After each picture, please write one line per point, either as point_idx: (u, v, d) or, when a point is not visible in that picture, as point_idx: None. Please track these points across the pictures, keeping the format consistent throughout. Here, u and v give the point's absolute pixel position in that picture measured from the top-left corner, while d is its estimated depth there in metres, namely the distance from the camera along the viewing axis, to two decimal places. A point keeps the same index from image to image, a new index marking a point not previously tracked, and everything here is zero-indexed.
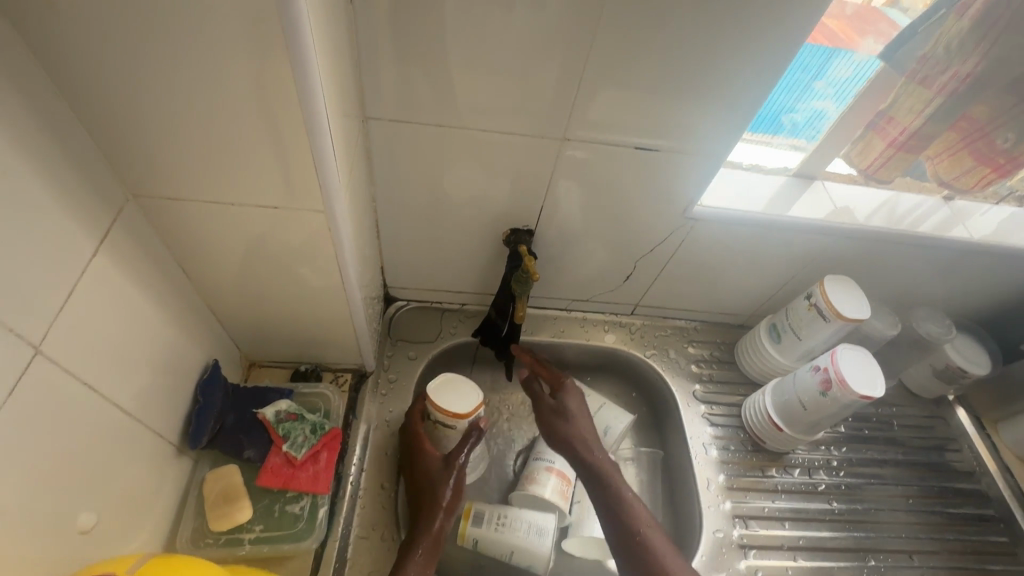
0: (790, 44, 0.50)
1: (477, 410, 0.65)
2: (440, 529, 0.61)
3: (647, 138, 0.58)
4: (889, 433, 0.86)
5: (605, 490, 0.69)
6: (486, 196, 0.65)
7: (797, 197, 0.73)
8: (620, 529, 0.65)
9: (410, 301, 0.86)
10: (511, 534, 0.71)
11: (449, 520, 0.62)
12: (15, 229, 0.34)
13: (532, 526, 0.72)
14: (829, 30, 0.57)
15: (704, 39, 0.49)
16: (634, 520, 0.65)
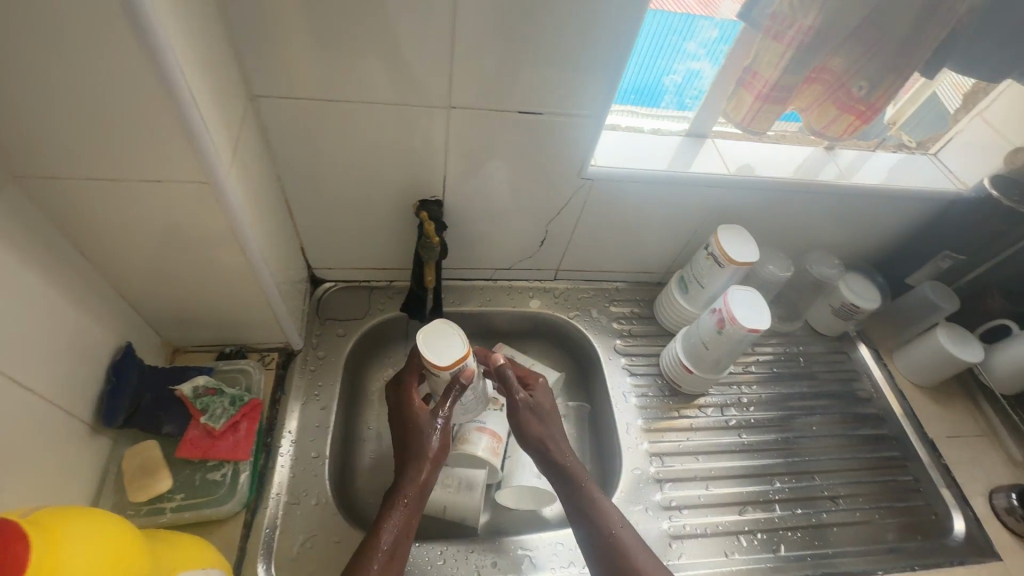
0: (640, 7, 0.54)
1: (465, 359, 0.65)
2: (420, 484, 0.63)
3: (528, 104, 0.62)
4: (797, 370, 0.94)
5: (570, 489, 0.66)
6: (389, 167, 0.69)
7: (689, 155, 0.79)
8: (587, 526, 0.63)
9: (337, 281, 0.88)
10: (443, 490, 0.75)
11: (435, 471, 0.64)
12: None
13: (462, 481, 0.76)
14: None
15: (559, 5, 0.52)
16: (600, 514, 0.64)
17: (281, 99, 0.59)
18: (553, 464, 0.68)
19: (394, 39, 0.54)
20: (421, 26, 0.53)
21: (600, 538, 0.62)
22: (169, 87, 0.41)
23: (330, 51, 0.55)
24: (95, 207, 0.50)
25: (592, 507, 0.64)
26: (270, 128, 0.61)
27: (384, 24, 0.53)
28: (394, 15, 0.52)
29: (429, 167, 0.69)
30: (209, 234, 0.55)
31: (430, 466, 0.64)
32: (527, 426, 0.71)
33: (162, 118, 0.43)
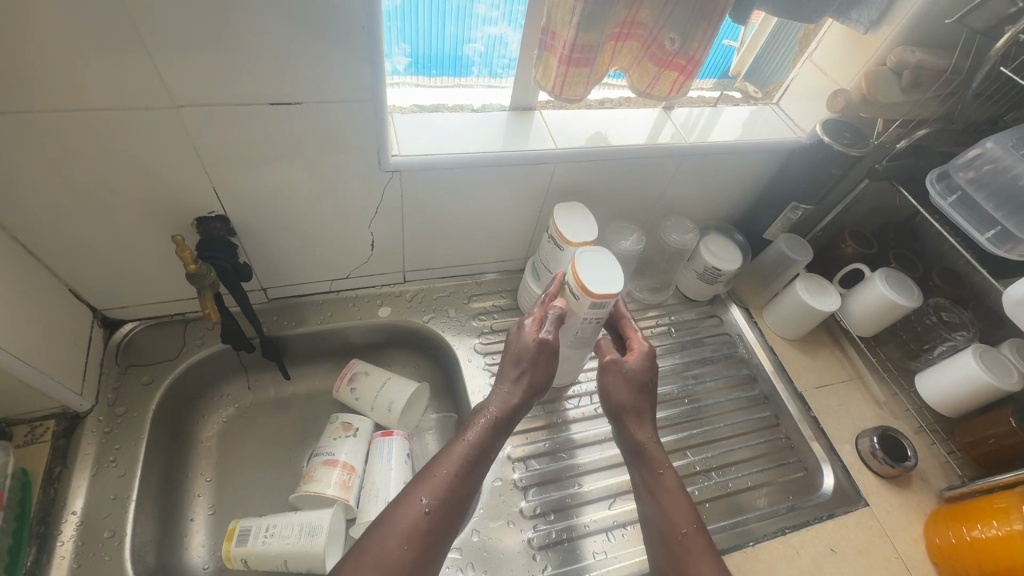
0: None
1: (610, 298, 0.62)
2: (501, 407, 0.61)
3: (278, 93, 0.52)
4: (670, 341, 0.91)
5: (646, 469, 0.62)
6: (137, 187, 0.57)
7: (516, 130, 0.72)
8: (652, 502, 0.60)
9: (141, 321, 0.76)
10: (281, 541, 0.66)
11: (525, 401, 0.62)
12: None
13: (302, 526, 0.67)
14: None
15: None
16: (666, 495, 0.59)
17: None
18: (634, 441, 0.63)
19: (58, 29, 0.43)
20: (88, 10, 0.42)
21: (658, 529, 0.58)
22: None
23: None
24: None
25: (670, 495, 0.59)
26: None
27: (35, 11, 0.41)
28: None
29: (191, 181, 0.58)
30: None
31: (512, 381, 0.63)
32: (610, 393, 0.64)
33: None
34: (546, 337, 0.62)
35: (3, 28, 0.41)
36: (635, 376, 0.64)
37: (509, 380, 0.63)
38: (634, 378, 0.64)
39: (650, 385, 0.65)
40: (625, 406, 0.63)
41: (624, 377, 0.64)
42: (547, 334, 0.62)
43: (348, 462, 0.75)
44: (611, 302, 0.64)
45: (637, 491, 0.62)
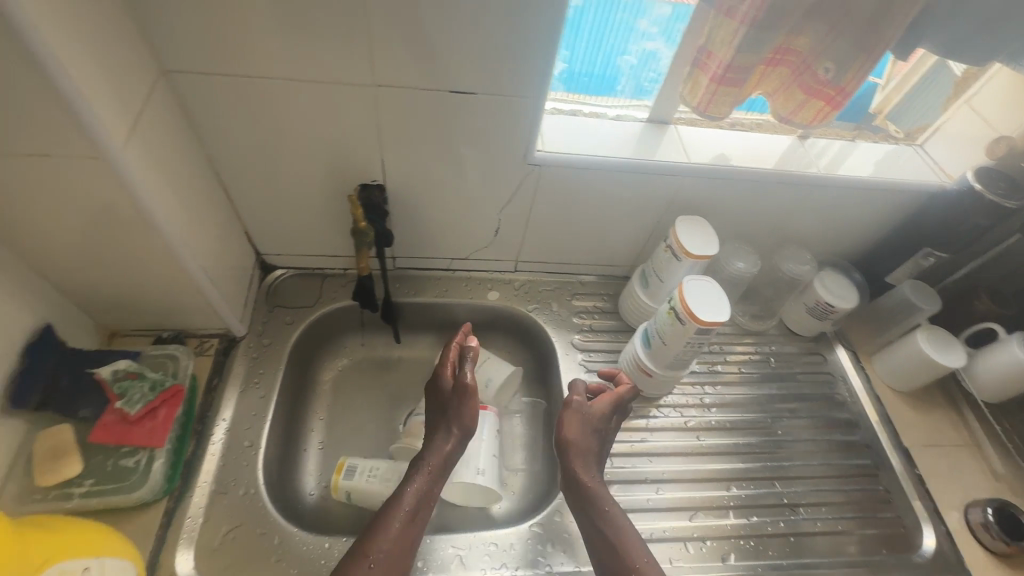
0: None
1: (715, 323, 0.66)
2: (443, 454, 0.68)
3: (460, 83, 0.59)
4: (766, 371, 0.89)
5: (590, 505, 0.65)
6: (322, 151, 0.66)
7: (651, 141, 0.75)
8: (608, 545, 0.62)
9: (288, 269, 0.86)
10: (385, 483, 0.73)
11: (459, 444, 0.70)
12: None
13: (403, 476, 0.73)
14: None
15: None
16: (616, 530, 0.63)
17: (197, 75, 0.56)
18: (571, 479, 0.68)
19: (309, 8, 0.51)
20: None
21: (613, 562, 0.61)
22: (23, 46, 0.38)
23: (244, 23, 0.52)
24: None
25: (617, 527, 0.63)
26: (192, 106, 0.59)
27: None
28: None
29: (366, 150, 0.66)
30: (122, 212, 0.53)
31: (447, 432, 0.70)
32: (564, 427, 0.71)
33: (35, 86, 0.41)
34: (463, 377, 0.73)
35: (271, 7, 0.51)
36: (596, 415, 0.73)
37: (442, 431, 0.71)
38: (590, 419, 0.72)
39: (604, 430, 0.72)
40: (574, 440, 0.70)
41: (581, 415, 0.72)
42: (465, 374, 0.74)
43: None
44: (714, 329, 0.68)
45: (587, 532, 0.65)
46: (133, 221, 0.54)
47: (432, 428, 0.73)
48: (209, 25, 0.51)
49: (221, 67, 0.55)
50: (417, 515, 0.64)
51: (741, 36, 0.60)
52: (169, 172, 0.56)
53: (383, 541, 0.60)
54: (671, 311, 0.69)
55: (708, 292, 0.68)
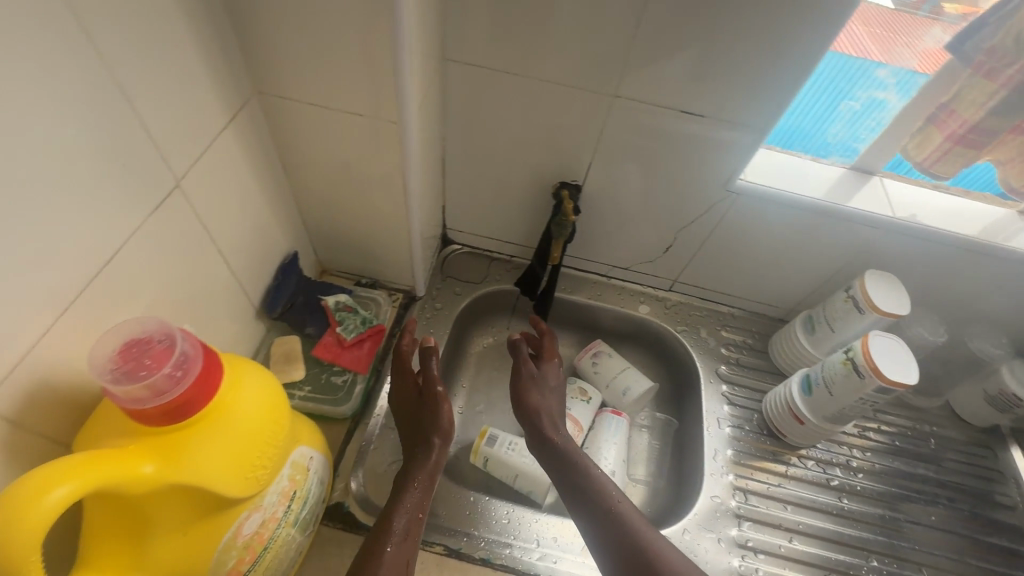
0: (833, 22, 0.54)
1: (902, 385, 0.64)
2: (430, 466, 0.61)
3: (693, 104, 0.64)
4: (924, 450, 0.83)
5: (581, 479, 0.65)
6: (541, 146, 0.74)
7: (853, 188, 0.74)
8: (615, 531, 0.60)
9: (463, 246, 0.94)
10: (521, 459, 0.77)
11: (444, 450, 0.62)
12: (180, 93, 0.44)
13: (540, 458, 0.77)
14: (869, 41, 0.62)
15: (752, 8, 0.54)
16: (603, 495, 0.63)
17: (468, 65, 0.65)
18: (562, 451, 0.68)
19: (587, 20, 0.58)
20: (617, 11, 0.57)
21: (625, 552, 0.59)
22: (394, 28, 0.47)
23: (527, 26, 0.60)
24: (311, 129, 0.59)
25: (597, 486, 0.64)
26: (450, 90, 0.69)
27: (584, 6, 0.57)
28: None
29: (581, 150, 0.73)
30: (389, 169, 0.62)
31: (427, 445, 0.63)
32: (528, 396, 0.74)
33: (384, 59, 0.50)
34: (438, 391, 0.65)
35: (555, 16, 0.58)
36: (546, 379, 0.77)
37: (423, 442, 0.62)
38: (545, 385, 0.76)
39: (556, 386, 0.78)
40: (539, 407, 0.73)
41: (537, 383, 0.76)
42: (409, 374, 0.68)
43: (577, 419, 0.84)
44: (897, 390, 0.66)
45: (584, 520, 0.63)
46: (393, 179, 0.64)
47: (409, 443, 0.64)
48: (498, 25, 0.60)
49: (490, 61, 0.64)
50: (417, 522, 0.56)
51: (998, 99, 0.62)
52: (426, 142, 0.66)
53: (380, 563, 0.51)
54: (848, 360, 0.68)
55: (894, 351, 0.66)
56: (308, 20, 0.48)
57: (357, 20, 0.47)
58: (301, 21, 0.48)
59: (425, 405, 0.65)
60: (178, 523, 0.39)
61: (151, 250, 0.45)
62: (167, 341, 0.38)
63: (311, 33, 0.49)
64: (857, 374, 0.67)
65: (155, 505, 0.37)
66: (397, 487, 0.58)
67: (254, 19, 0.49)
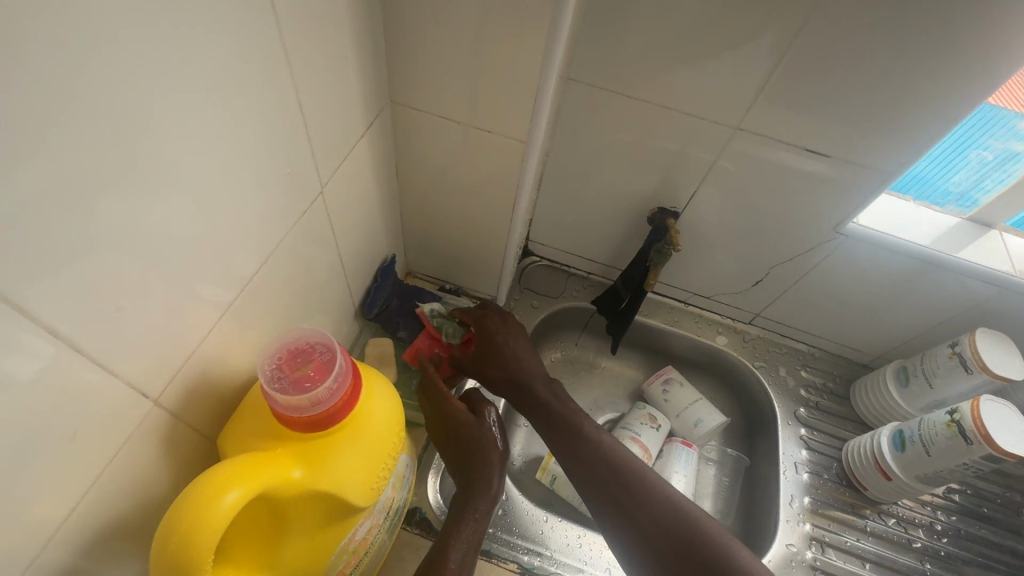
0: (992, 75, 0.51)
1: (1012, 457, 0.61)
2: (488, 498, 0.57)
3: (819, 145, 0.62)
4: (1014, 521, 0.78)
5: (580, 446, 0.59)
6: (645, 171, 0.73)
7: (971, 241, 0.70)
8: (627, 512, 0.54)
9: (542, 259, 0.94)
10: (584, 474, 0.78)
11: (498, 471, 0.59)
12: (338, 107, 0.46)
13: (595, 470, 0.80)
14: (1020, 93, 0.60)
15: (904, 56, 0.52)
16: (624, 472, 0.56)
17: (589, 85, 0.65)
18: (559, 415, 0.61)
19: (724, 51, 0.57)
20: (759, 46, 0.55)
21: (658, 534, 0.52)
22: (546, 53, 0.47)
23: (660, 53, 0.59)
24: (433, 139, 0.60)
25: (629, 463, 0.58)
26: (563, 108, 0.69)
27: (724, 37, 0.56)
28: (738, 32, 0.55)
29: (686, 179, 0.72)
30: (501, 184, 0.63)
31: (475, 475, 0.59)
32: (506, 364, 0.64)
33: (526, 81, 0.50)
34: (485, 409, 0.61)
35: (690, 47, 0.58)
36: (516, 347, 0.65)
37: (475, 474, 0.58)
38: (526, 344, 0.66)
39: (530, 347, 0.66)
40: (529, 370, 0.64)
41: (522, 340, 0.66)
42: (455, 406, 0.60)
43: (646, 447, 0.82)
44: (1006, 460, 0.63)
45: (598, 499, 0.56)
46: (504, 195, 0.64)
47: (459, 470, 0.61)
48: (628, 51, 0.60)
49: (611, 84, 0.64)
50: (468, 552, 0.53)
51: None
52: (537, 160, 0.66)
53: None
54: (951, 422, 0.65)
55: (1006, 419, 0.63)
56: (459, 38, 0.48)
57: (509, 42, 0.47)
58: (452, 38, 0.49)
59: (479, 425, 0.60)
60: (310, 528, 0.40)
61: (293, 255, 0.47)
62: (311, 351, 0.40)
63: (460, 50, 0.49)
64: (961, 438, 0.64)
65: (297, 509, 0.38)
66: (451, 518, 0.55)
67: (406, 33, 0.49)
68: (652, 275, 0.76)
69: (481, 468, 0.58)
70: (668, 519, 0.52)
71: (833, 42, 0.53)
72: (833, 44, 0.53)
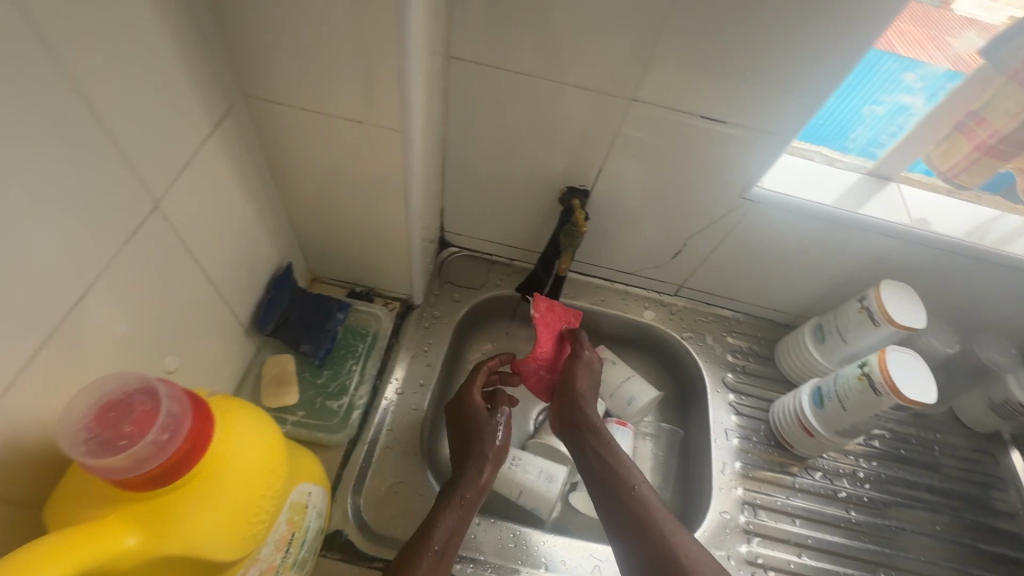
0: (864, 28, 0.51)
1: (921, 406, 0.63)
2: (479, 488, 0.60)
3: (716, 111, 0.61)
4: (928, 458, 0.83)
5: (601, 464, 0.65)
6: (548, 151, 0.70)
7: (871, 196, 0.71)
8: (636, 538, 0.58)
9: (462, 249, 0.90)
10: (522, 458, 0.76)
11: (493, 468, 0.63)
12: (162, 105, 0.40)
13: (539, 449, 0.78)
14: (922, 41, 0.58)
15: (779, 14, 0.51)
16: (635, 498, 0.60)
17: (474, 63, 0.61)
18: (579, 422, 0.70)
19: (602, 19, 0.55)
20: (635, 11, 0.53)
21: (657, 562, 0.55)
22: (400, 29, 0.42)
23: (540, 24, 0.56)
24: (304, 135, 0.54)
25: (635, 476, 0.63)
26: (452, 89, 0.64)
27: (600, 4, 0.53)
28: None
29: (590, 155, 0.70)
30: (389, 176, 0.58)
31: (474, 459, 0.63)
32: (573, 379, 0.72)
33: (388, 64, 0.45)
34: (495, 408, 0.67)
35: (568, 16, 0.54)
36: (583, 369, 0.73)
37: (469, 458, 0.63)
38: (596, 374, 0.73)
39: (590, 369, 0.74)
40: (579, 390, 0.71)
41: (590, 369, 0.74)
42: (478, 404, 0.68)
43: None
44: (914, 408, 0.64)
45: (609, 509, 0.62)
46: (394, 188, 0.60)
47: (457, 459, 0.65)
48: (507, 23, 0.56)
49: (496, 60, 0.60)
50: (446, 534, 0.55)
51: None
52: (428, 148, 0.61)
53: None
54: (862, 376, 0.67)
55: (914, 369, 0.64)
56: (304, 19, 0.43)
57: (358, 20, 0.43)
58: (296, 20, 0.43)
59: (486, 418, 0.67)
60: None
61: (131, 279, 0.41)
62: (154, 394, 0.34)
63: (308, 33, 0.44)
64: (874, 392, 0.65)
65: (155, 570, 0.35)
66: (441, 498, 0.59)
67: (242, 18, 0.44)
68: (565, 258, 0.76)
69: (479, 458, 0.63)
70: (672, 535, 0.57)
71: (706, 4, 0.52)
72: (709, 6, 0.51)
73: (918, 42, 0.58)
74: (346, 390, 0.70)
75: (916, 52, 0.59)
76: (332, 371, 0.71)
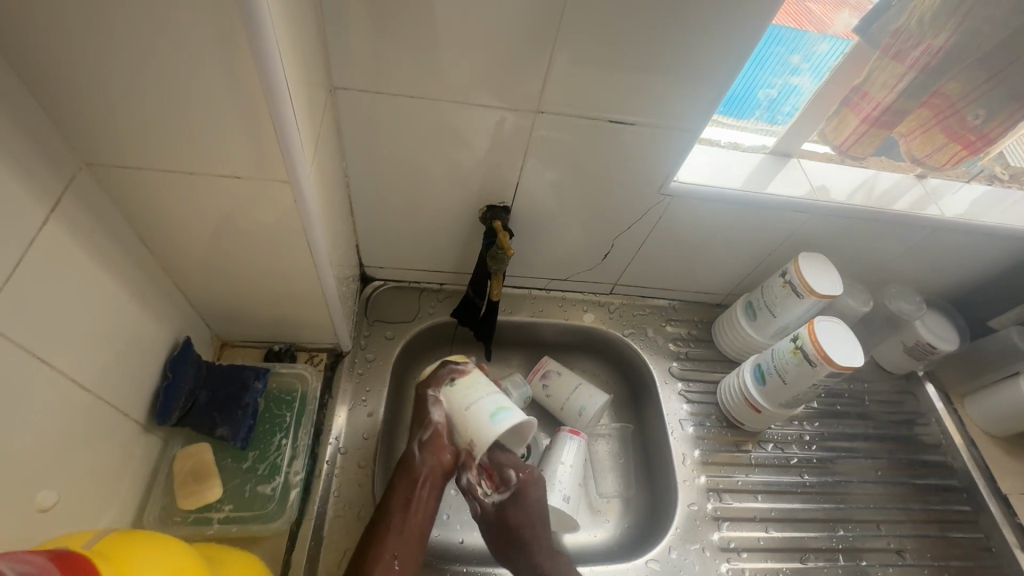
0: (738, 25, 0.52)
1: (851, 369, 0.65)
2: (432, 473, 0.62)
3: (620, 114, 0.60)
4: (860, 409, 0.88)
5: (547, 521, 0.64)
6: (457, 174, 0.67)
7: (777, 173, 0.73)
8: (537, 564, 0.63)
9: (387, 281, 0.84)
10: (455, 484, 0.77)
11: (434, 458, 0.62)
12: None
13: (467, 518, 0.74)
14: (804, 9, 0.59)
15: (658, 21, 0.51)
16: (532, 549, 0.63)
17: (363, 92, 0.57)
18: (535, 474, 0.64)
19: (487, 40, 0.52)
20: (519, 27, 0.51)
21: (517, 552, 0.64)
22: (264, 74, 0.39)
23: (426, 47, 0.53)
24: (173, 198, 0.48)
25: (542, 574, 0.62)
26: (344, 121, 0.60)
27: (482, 21, 0.51)
28: (493, 18, 0.51)
29: (499, 172, 0.67)
30: (283, 226, 0.52)
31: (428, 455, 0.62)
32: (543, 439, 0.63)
33: (257, 111, 0.41)
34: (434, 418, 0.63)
35: (449, 40, 0.52)
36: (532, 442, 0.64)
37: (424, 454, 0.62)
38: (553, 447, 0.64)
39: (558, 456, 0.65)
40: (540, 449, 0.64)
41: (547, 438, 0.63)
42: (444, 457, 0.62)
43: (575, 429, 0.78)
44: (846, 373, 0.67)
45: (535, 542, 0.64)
46: (292, 238, 0.54)
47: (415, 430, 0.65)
48: (387, 50, 0.53)
49: (385, 87, 0.56)
50: (413, 533, 0.59)
51: (908, 80, 0.67)
52: (323, 190, 0.56)
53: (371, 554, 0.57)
54: (797, 349, 0.69)
55: (839, 336, 0.67)
56: (143, 74, 0.38)
57: (214, 70, 0.38)
58: (133, 78, 0.38)
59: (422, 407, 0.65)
60: None
61: None
62: None
63: (154, 88, 0.39)
64: (811, 362, 0.67)
65: None
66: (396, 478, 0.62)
67: (62, 81, 0.38)
68: (496, 283, 0.72)
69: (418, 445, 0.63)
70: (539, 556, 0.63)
71: (589, 15, 0.50)
72: (590, 20, 0.51)
73: (797, 11, 0.59)
74: (278, 468, 0.63)
75: (801, 21, 0.60)
76: (258, 452, 0.64)
